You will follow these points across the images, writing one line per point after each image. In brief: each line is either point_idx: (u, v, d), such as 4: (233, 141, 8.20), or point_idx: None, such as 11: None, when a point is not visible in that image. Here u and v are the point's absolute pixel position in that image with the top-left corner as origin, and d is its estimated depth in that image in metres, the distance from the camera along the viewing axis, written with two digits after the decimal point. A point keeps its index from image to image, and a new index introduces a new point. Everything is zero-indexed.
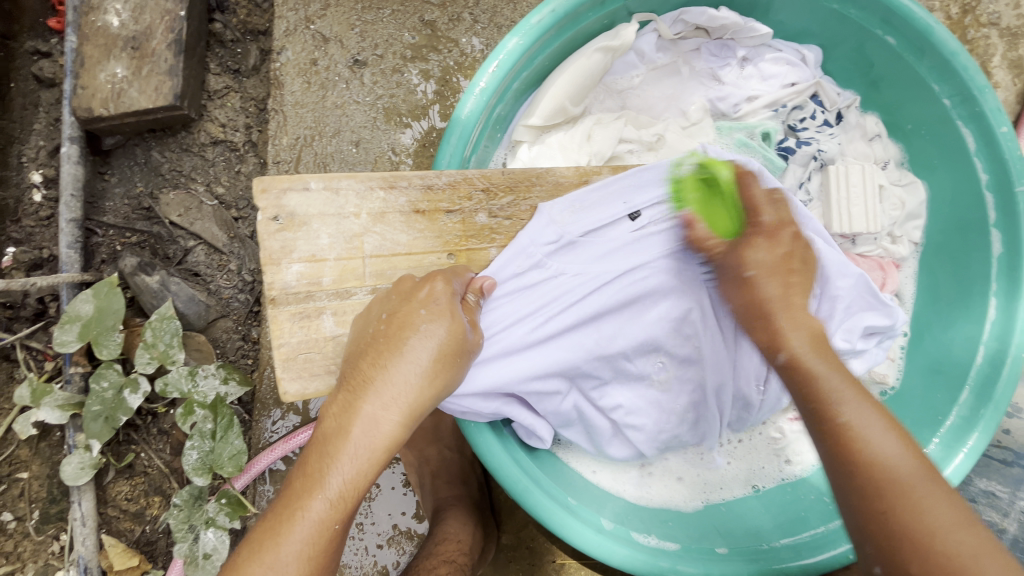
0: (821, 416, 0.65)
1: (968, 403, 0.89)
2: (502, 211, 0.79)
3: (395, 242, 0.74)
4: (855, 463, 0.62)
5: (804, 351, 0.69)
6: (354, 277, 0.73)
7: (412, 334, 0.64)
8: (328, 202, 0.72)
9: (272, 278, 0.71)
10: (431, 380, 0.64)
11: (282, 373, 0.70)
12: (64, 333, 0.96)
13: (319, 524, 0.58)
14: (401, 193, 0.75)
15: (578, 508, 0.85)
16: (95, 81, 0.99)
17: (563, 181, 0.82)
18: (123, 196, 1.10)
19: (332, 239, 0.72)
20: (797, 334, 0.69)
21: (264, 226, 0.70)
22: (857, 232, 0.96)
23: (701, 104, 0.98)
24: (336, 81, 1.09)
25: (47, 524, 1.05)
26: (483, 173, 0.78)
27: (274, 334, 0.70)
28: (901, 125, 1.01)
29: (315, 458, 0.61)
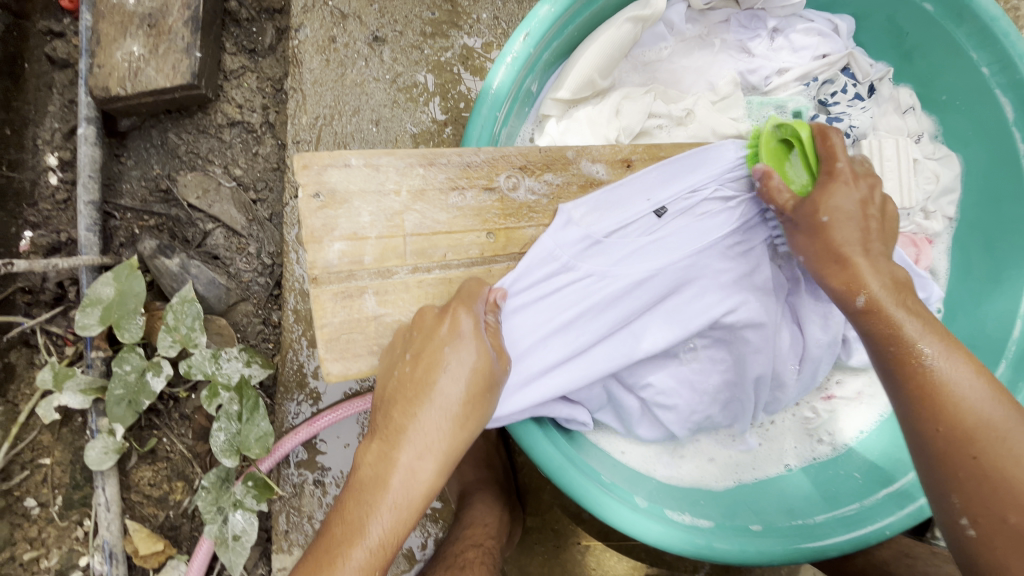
0: (904, 361, 0.63)
1: (1005, 377, 0.88)
2: (541, 189, 0.76)
3: (436, 221, 0.72)
4: (939, 414, 0.60)
5: (883, 299, 0.68)
6: (396, 256, 0.71)
7: (441, 373, 0.62)
8: (369, 179, 0.70)
9: (314, 256, 0.68)
10: (466, 420, 0.62)
11: (325, 353, 0.68)
12: (85, 316, 0.95)
13: (361, 574, 0.56)
14: (439, 170, 0.72)
15: (613, 486, 0.84)
16: (111, 60, 0.98)
17: (600, 159, 0.78)
18: (140, 178, 1.08)
19: (373, 217, 0.70)
20: (876, 277, 0.69)
21: (304, 203, 0.67)
22: (891, 208, 0.94)
23: (732, 77, 0.96)
24: (355, 58, 1.07)
25: (71, 510, 1.04)
26: (523, 149, 0.75)
27: (317, 313, 0.68)
28: (935, 97, 0.99)
29: (353, 506, 0.59)
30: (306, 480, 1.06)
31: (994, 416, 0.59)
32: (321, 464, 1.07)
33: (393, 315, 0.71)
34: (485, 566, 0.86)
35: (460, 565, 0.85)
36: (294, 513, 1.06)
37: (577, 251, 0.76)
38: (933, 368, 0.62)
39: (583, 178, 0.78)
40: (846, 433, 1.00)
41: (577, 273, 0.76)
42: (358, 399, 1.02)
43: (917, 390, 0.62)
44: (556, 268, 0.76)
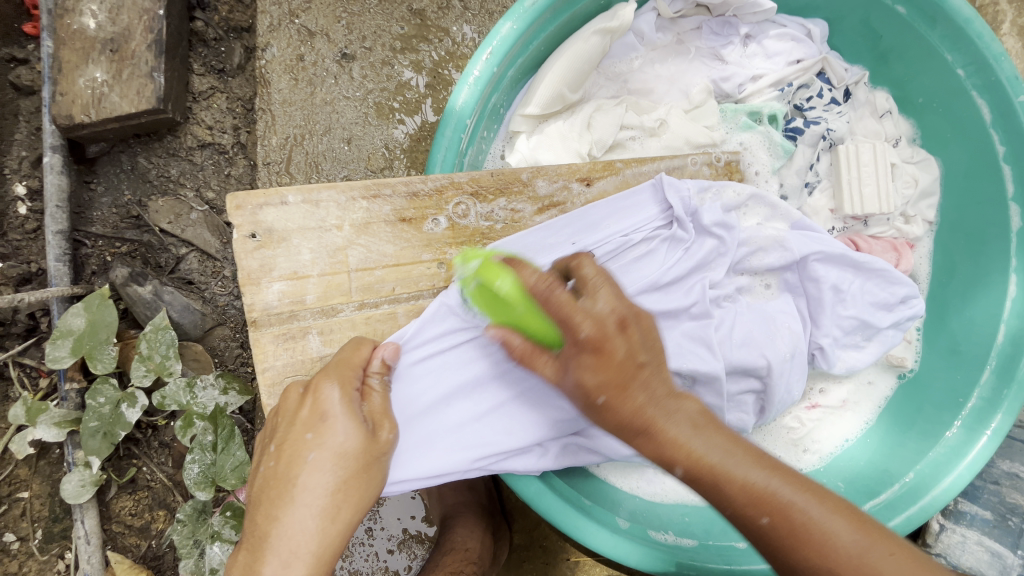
0: (748, 517, 0.56)
1: (989, 383, 0.87)
2: (496, 214, 0.76)
3: (382, 253, 0.71)
4: (809, 558, 0.53)
5: (704, 454, 0.57)
6: (340, 293, 0.69)
7: (303, 468, 0.58)
8: (308, 216, 0.68)
9: (252, 298, 0.67)
10: (338, 510, 0.58)
11: (267, 399, 0.67)
12: (57, 348, 0.93)
13: None
14: (385, 203, 0.71)
15: (593, 508, 0.83)
16: (74, 86, 0.96)
17: (556, 177, 0.78)
18: (111, 205, 1.06)
19: (315, 254, 0.68)
20: (680, 429, 0.58)
21: (240, 244, 0.66)
22: (870, 214, 0.93)
23: (704, 85, 0.95)
24: (324, 76, 1.06)
25: (51, 543, 1.03)
26: (472, 177, 0.74)
27: (257, 357, 0.67)
28: (912, 100, 0.97)
29: None
30: None
31: (844, 551, 0.52)
32: None
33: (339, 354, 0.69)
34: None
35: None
36: None
37: (484, 306, 0.72)
38: (779, 522, 0.54)
39: (540, 199, 0.78)
40: (830, 441, 0.99)
41: (486, 327, 0.73)
42: None
43: (772, 543, 0.55)
44: (463, 322, 0.72)
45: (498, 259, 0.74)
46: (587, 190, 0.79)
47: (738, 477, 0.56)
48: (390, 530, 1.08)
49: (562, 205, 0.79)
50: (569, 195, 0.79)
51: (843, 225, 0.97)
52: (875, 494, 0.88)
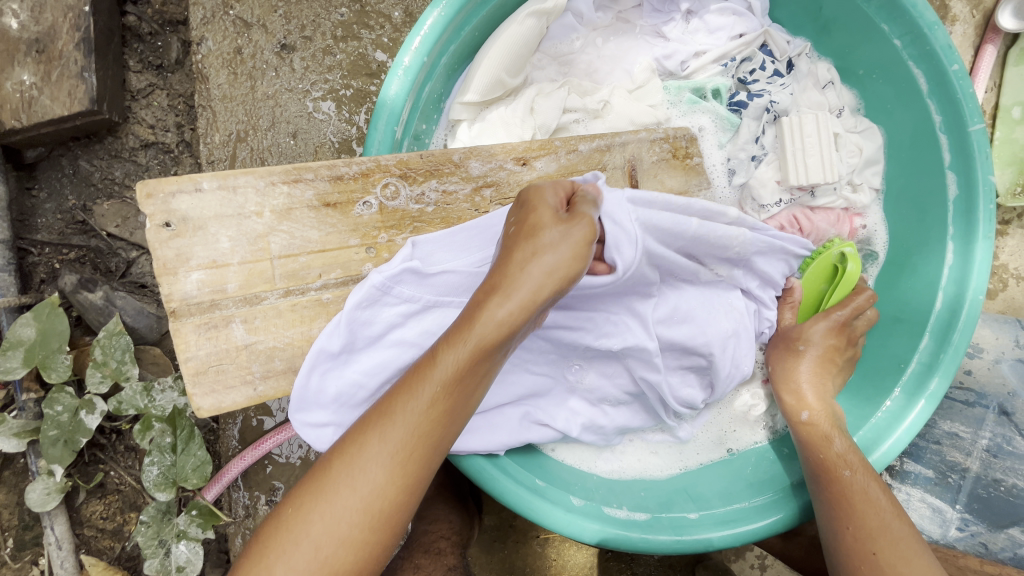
0: (831, 471, 0.80)
1: (929, 349, 0.89)
2: (427, 197, 0.74)
3: (307, 239, 0.69)
4: (861, 520, 0.75)
5: (824, 417, 0.85)
6: (263, 281, 0.68)
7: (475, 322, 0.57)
8: (225, 203, 0.66)
9: (170, 288, 0.65)
10: (573, 263, 0.58)
11: (193, 388, 0.66)
12: (6, 360, 0.92)
13: (319, 553, 0.54)
14: (307, 187, 0.69)
15: (548, 488, 0.85)
16: (2, 91, 0.93)
17: (490, 152, 0.77)
18: (55, 211, 1.04)
19: (234, 242, 0.67)
20: (811, 396, 0.87)
21: (155, 234, 0.64)
22: (815, 182, 0.93)
23: (647, 64, 0.94)
24: (265, 69, 1.03)
25: (24, 550, 1.04)
26: (399, 159, 0.72)
27: (179, 347, 0.65)
28: (853, 71, 0.98)
29: (327, 481, 0.55)
30: (258, 501, 1.08)
31: (888, 532, 0.74)
32: (272, 484, 1.08)
33: (265, 342, 0.68)
34: (448, 560, 0.96)
35: (435, 551, 0.96)
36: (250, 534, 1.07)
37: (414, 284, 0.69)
38: (853, 479, 0.78)
39: (473, 179, 0.76)
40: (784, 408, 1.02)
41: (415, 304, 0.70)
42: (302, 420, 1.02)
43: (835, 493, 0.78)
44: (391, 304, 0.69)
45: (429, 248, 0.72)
46: (522, 170, 0.78)
47: (818, 435, 0.83)
48: None
49: (496, 184, 0.77)
50: (503, 175, 0.77)
51: (790, 198, 0.97)
52: None
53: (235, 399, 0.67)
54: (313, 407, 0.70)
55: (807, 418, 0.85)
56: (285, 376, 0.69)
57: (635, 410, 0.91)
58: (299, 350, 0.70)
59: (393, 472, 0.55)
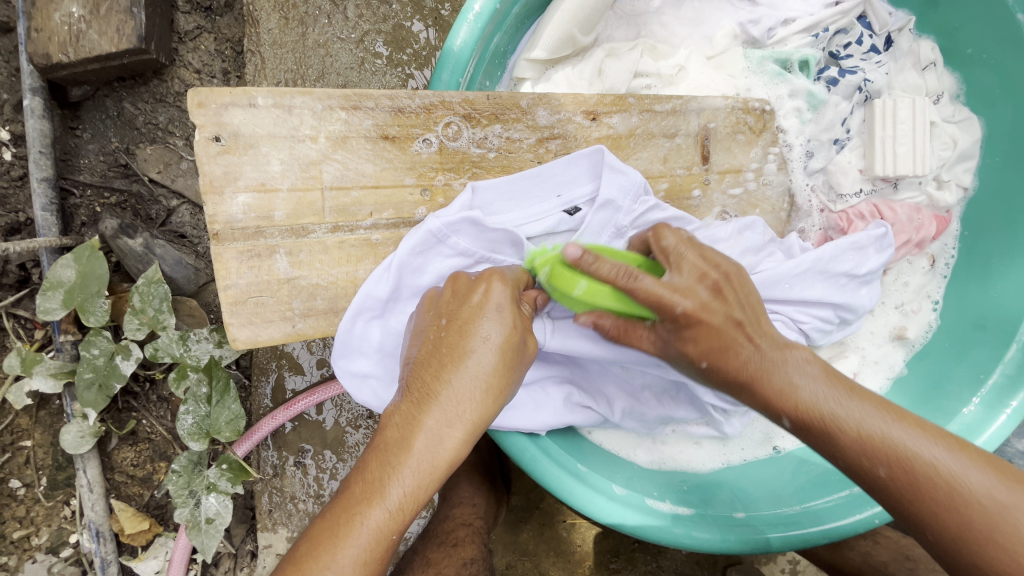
0: (858, 473, 0.54)
1: (1015, 360, 0.81)
2: (489, 141, 0.70)
3: (361, 172, 0.65)
4: (939, 512, 0.51)
5: (808, 399, 0.56)
6: (312, 212, 0.64)
7: (473, 340, 0.53)
8: (279, 122, 0.62)
9: (215, 209, 0.61)
10: (506, 368, 0.54)
11: (229, 318, 0.62)
12: (47, 300, 0.91)
13: (378, 534, 0.49)
14: (365, 116, 0.65)
15: (589, 474, 0.82)
16: (50, 22, 0.90)
17: (562, 104, 0.71)
18: (98, 152, 1.02)
19: (286, 165, 0.62)
20: (805, 382, 0.57)
21: (202, 147, 0.60)
22: (902, 175, 0.85)
23: (730, 30, 0.87)
24: (317, 16, 0.99)
25: (56, 490, 1.05)
26: (466, 97, 0.67)
27: (219, 275, 0.61)
28: (960, 51, 0.88)
29: (375, 464, 0.50)
30: (287, 462, 1.06)
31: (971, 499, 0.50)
32: (301, 446, 1.07)
33: (309, 278, 0.65)
34: (466, 553, 0.87)
35: (451, 543, 0.87)
36: (277, 493, 1.07)
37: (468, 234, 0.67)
38: (897, 475, 0.52)
39: (539, 129, 0.72)
40: None
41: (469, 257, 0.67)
42: (335, 382, 1.02)
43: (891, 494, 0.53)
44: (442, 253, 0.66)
45: (486, 198, 0.69)
46: (591, 125, 0.72)
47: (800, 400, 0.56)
48: None
49: (563, 137, 0.72)
50: (571, 128, 0.72)
51: (872, 188, 0.89)
52: None
53: (272, 333, 0.64)
54: (355, 355, 0.67)
55: (790, 430, 0.58)
56: (325, 317, 0.66)
57: (680, 401, 0.85)
58: (343, 291, 0.66)
59: (376, 542, 0.49)
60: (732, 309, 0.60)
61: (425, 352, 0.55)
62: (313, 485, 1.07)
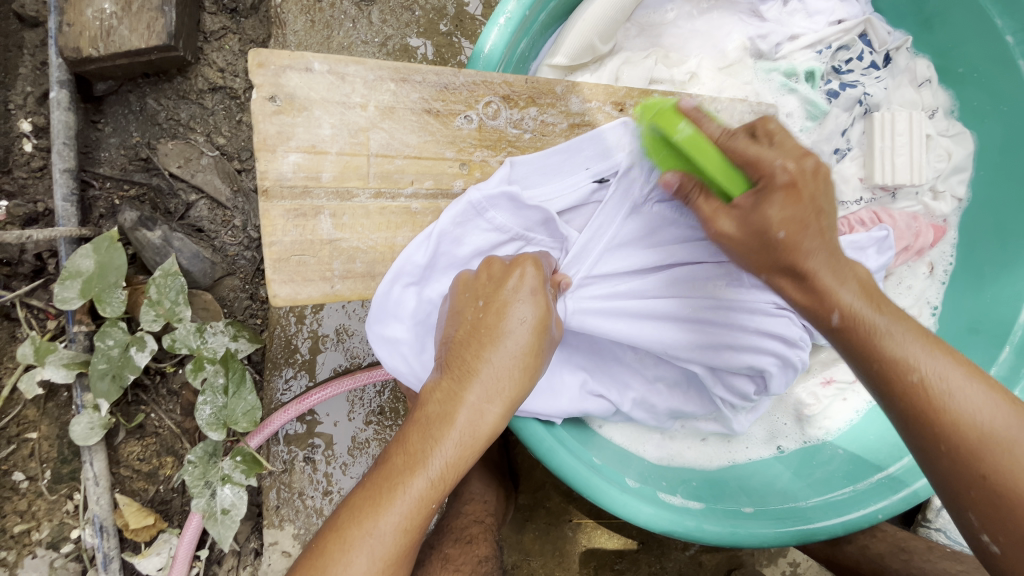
0: (892, 379, 0.58)
1: (1008, 362, 0.86)
2: (525, 123, 0.74)
3: (405, 142, 0.69)
4: (947, 426, 0.56)
5: (859, 306, 0.60)
6: (358, 175, 0.67)
7: (511, 322, 0.56)
8: (333, 87, 0.66)
9: (266, 167, 0.65)
10: (538, 347, 0.57)
11: (273, 274, 0.65)
12: (65, 289, 0.91)
13: (419, 502, 0.52)
14: (413, 88, 0.68)
15: (603, 467, 0.83)
16: (82, 17, 0.92)
17: (587, 98, 0.75)
18: (119, 146, 1.03)
19: (336, 130, 0.66)
20: (848, 288, 0.61)
21: (258, 106, 0.64)
22: (900, 184, 0.90)
23: (741, 42, 0.92)
24: (342, 20, 1.06)
25: (59, 484, 1.04)
26: (507, 79, 0.71)
27: (266, 231, 0.65)
28: (952, 70, 0.93)
29: (416, 437, 0.53)
30: (296, 457, 1.06)
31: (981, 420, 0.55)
32: (310, 441, 1.07)
33: (349, 241, 0.68)
34: (479, 551, 0.88)
35: (466, 539, 0.89)
36: (285, 489, 1.06)
37: (505, 209, 0.71)
38: (928, 383, 0.57)
39: (571, 115, 0.76)
40: (841, 416, 0.99)
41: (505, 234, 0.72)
42: (347, 377, 1.02)
43: (911, 413, 0.57)
44: (479, 225, 0.71)
45: (523, 173, 0.73)
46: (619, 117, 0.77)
47: (883, 338, 0.59)
48: None
49: (591, 126, 0.76)
50: (599, 118, 0.77)
51: (871, 196, 0.94)
52: (883, 467, 0.88)
53: (311, 292, 0.67)
54: (390, 320, 0.71)
55: (836, 323, 0.61)
56: (362, 280, 0.69)
57: (689, 395, 0.88)
58: (381, 255, 0.70)
59: (418, 508, 0.52)
60: (807, 224, 0.62)
61: (461, 333, 0.57)
62: (323, 481, 1.07)
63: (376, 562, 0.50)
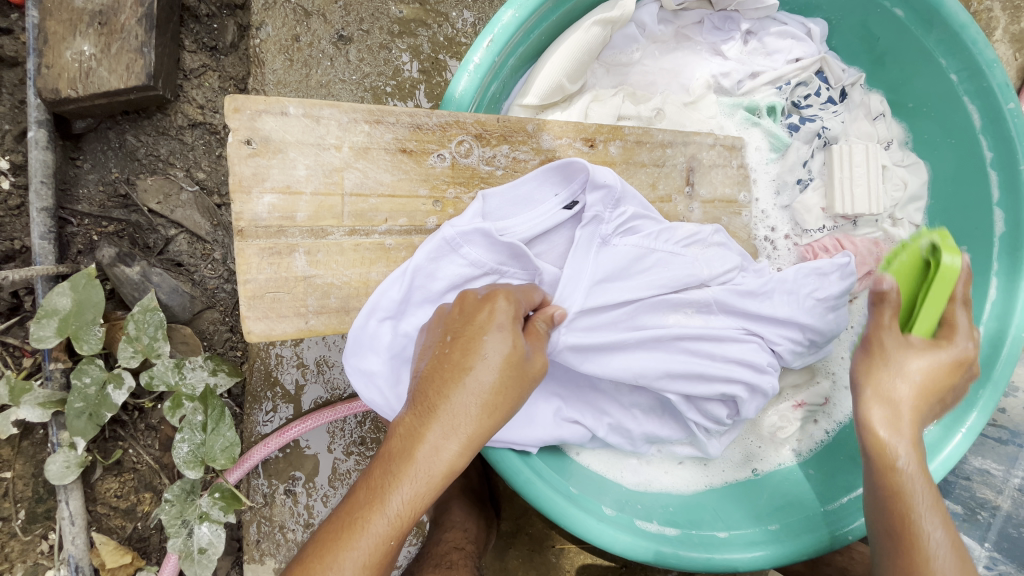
0: (892, 501, 0.70)
1: (967, 382, 0.87)
2: (497, 160, 0.76)
3: (379, 181, 0.71)
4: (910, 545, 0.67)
5: (899, 393, 0.72)
6: (332, 215, 0.69)
7: (475, 359, 0.56)
8: (307, 130, 0.68)
9: (242, 207, 0.66)
10: (504, 387, 0.56)
11: (247, 311, 0.66)
12: (41, 328, 0.91)
13: (378, 538, 0.52)
14: (387, 130, 0.71)
15: (580, 496, 0.85)
16: (61, 60, 0.94)
17: (558, 136, 0.78)
18: (98, 182, 1.04)
19: (310, 171, 0.68)
20: (903, 374, 0.73)
21: (234, 150, 0.65)
22: (860, 214, 0.93)
23: (704, 80, 0.96)
24: (320, 58, 1.09)
25: (35, 523, 1.02)
26: (478, 118, 0.74)
27: (241, 268, 0.66)
28: (904, 104, 0.99)
29: (379, 472, 0.54)
30: (277, 490, 1.06)
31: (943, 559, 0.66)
32: (291, 473, 1.07)
33: (324, 277, 0.69)
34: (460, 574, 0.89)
35: (446, 565, 0.89)
36: (266, 523, 1.06)
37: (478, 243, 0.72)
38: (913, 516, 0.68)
39: (542, 152, 0.78)
40: (810, 437, 1.01)
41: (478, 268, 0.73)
42: (328, 409, 1.03)
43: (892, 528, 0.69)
44: (454, 259, 0.72)
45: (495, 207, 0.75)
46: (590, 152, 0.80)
47: (906, 483, 0.70)
48: None
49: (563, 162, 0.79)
50: (570, 153, 0.80)
51: (834, 224, 0.97)
52: (853, 487, 0.91)
53: (285, 328, 0.68)
54: (366, 353, 0.72)
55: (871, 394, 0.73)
56: (337, 315, 0.70)
57: (665, 419, 0.90)
58: (355, 291, 0.71)
59: (375, 548, 0.52)
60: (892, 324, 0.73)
61: (430, 368, 0.58)
62: (303, 514, 1.07)
63: None
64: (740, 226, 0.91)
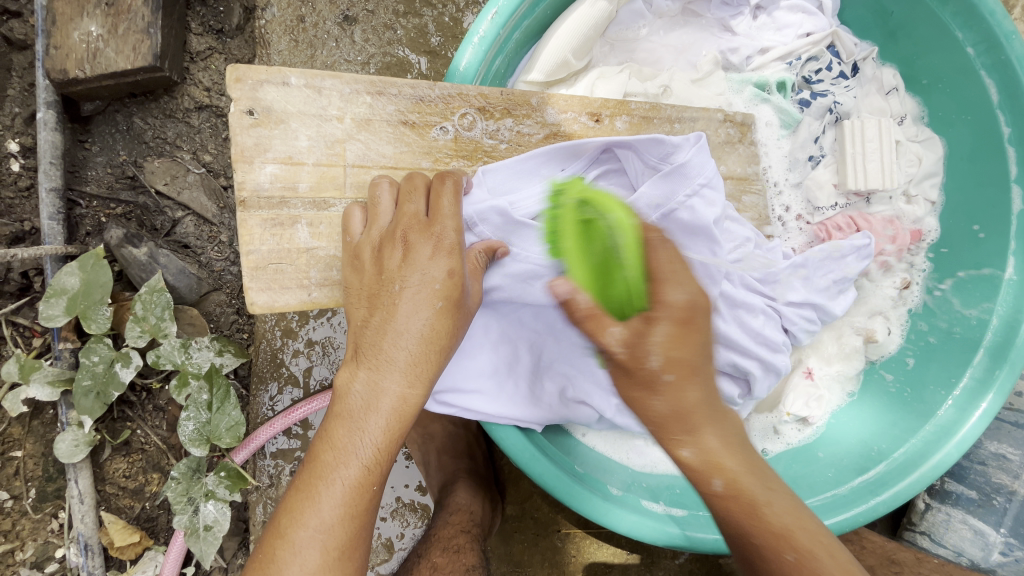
0: (773, 545, 0.59)
1: (983, 364, 0.87)
2: (501, 133, 0.75)
3: (380, 154, 0.70)
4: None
5: (737, 474, 0.62)
6: (333, 186, 0.69)
7: (400, 311, 0.58)
8: (309, 101, 0.68)
9: (244, 177, 0.66)
10: (452, 329, 0.60)
11: (250, 282, 0.66)
12: (50, 307, 0.92)
13: (351, 490, 0.56)
14: (389, 101, 0.70)
15: (584, 476, 0.84)
16: (69, 40, 0.94)
17: (564, 107, 0.78)
18: (105, 164, 1.04)
19: (312, 142, 0.68)
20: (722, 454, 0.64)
21: (237, 120, 0.66)
22: (873, 189, 0.92)
23: (712, 57, 0.95)
24: (325, 39, 1.09)
25: (44, 502, 1.03)
26: (481, 91, 0.73)
27: (244, 239, 0.66)
28: (918, 79, 0.96)
29: (341, 429, 0.57)
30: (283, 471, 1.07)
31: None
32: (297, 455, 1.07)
33: (326, 249, 0.68)
34: (466, 559, 0.89)
35: (454, 548, 0.90)
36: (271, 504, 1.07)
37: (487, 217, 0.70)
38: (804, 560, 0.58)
39: (547, 126, 0.77)
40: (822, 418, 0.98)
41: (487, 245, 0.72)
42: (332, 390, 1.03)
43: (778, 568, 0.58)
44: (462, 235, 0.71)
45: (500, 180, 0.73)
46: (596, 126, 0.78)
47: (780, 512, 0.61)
48: (384, 498, 1.10)
49: (568, 135, 0.78)
50: (576, 127, 0.78)
51: (846, 202, 0.96)
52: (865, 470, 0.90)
53: (288, 301, 0.68)
54: None
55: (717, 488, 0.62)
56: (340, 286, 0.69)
57: None
58: None
59: (347, 503, 0.55)
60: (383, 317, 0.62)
61: (364, 291, 0.61)
62: None
63: (327, 552, 0.54)
64: (752, 204, 0.89)
